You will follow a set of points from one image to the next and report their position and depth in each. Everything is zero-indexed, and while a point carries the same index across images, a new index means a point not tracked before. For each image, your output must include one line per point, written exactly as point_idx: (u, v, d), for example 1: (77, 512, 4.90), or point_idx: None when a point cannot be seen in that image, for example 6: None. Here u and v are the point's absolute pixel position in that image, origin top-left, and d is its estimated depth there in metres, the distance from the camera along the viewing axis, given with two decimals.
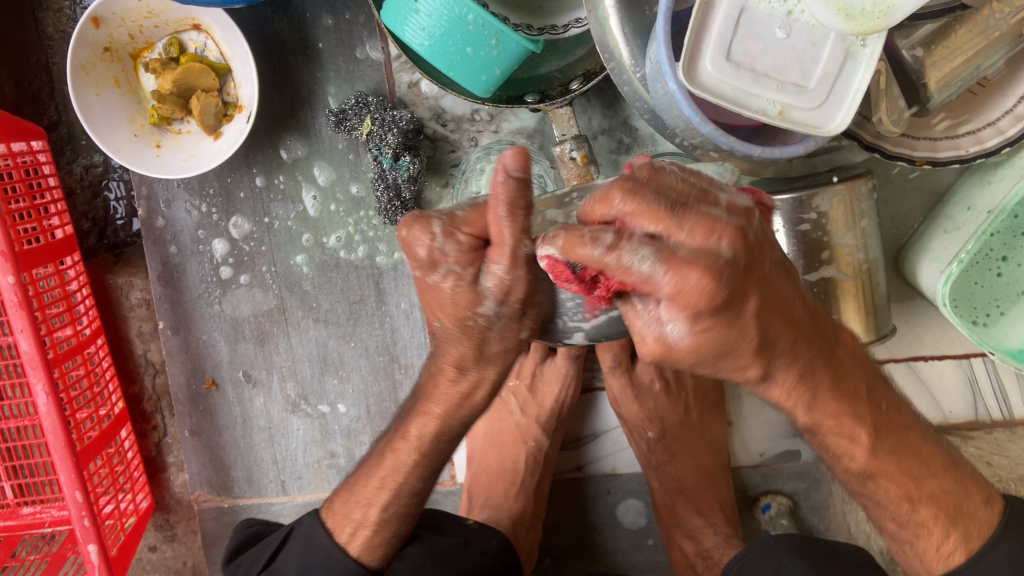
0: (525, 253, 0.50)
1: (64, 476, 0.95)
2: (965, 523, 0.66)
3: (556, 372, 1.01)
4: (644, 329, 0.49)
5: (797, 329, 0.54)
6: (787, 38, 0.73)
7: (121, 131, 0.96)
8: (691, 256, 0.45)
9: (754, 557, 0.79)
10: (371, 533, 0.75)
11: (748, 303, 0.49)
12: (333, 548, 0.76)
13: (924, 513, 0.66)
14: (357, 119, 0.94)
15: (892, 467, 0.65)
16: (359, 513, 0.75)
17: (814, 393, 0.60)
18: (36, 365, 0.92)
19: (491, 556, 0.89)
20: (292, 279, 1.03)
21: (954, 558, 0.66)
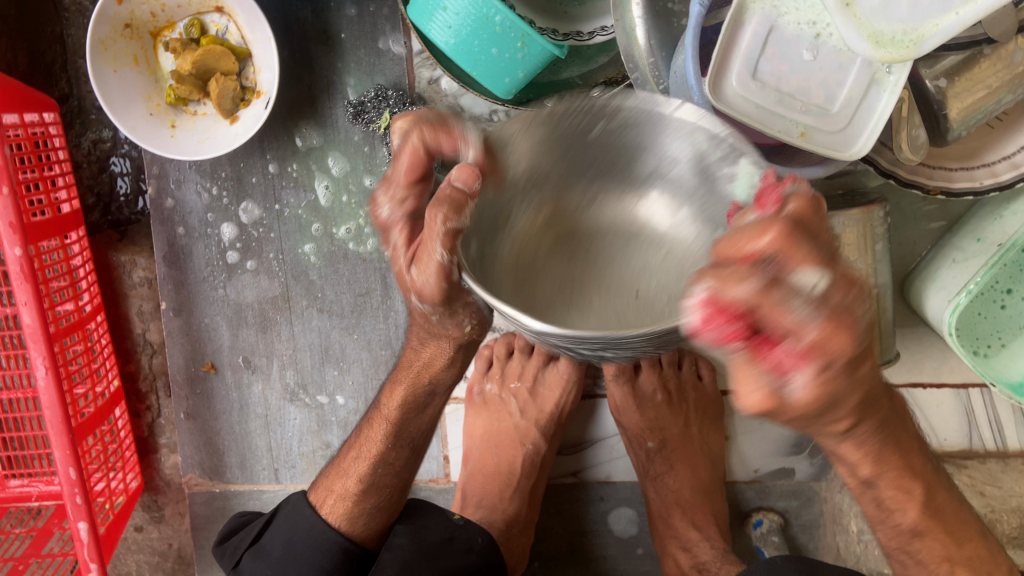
0: (441, 261, 0.59)
1: (58, 452, 0.94)
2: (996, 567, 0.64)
3: (558, 377, 1.01)
4: (749, 385, 0.40)
5: (880, 390, 0.50)
6: (813, 60, 0.73)
7: (137, 109, 0.95)
8: (844, 309, 0.39)
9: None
10: (352, 505, 0.83)
11: (865, 366, 0.42)
12: (316, 519, 0.83)
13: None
14: (375, 112, 0.97)
15: (937, 528, 0.62)
16: (341, 485, 0.84)
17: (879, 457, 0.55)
18: (38, 339, 0.91)
19: (478, 555, 0.88)
20: (299, 268, 1.03)
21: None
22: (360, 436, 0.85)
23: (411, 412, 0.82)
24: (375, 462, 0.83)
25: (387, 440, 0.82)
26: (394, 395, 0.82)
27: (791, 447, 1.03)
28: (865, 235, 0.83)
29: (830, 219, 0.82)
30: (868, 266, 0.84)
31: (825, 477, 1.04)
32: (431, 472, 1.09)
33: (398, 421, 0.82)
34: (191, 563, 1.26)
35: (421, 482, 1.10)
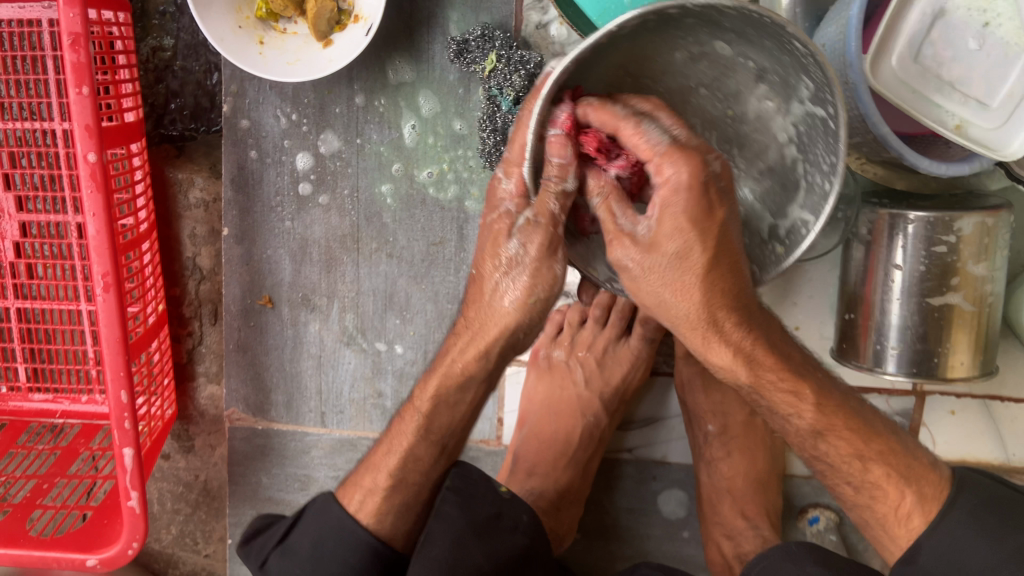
0: (552, 208, 0.60)
1: (110, 373, 0.90)
2: (922, 486, 0.72)
3: (628, 352, 0.98)
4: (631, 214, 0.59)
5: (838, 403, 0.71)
6: (979, 49, 0.69)
7: (226, 20, 0.89)
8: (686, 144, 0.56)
9: (773, 563, 0.78)
10: (381, 501, 0.77)
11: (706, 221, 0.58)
12: (344, 517, 0.79)
13: (877, 474, 0.72)
14: (480, 53, 0.89)
15: (838, 421, 0.70)
16: (369, 480, 0.78)
17: (751, 364, 0.65)
18: (103, 251, 0.86)
19: (524, 535, 0.80)
20: (372, 209, 0.98)
21: (914, 521, 0.72)
22: (394, 426, 0.79)
23: (450, 405, 0.73)
24: (407, 455, 0.76)
25: (420, 433, 0.75)
26: (428, 385, 0.73)
27: None
28: (990, 242, 0.80)
29: (959, 220, 0.78)
30: (987, 272, 0.81)
31: None
32: (483, 433, 1.06)
33: (430, 413, 0.74)
34: (216, 497, 1.22)
35: (470, 442, 1.06)
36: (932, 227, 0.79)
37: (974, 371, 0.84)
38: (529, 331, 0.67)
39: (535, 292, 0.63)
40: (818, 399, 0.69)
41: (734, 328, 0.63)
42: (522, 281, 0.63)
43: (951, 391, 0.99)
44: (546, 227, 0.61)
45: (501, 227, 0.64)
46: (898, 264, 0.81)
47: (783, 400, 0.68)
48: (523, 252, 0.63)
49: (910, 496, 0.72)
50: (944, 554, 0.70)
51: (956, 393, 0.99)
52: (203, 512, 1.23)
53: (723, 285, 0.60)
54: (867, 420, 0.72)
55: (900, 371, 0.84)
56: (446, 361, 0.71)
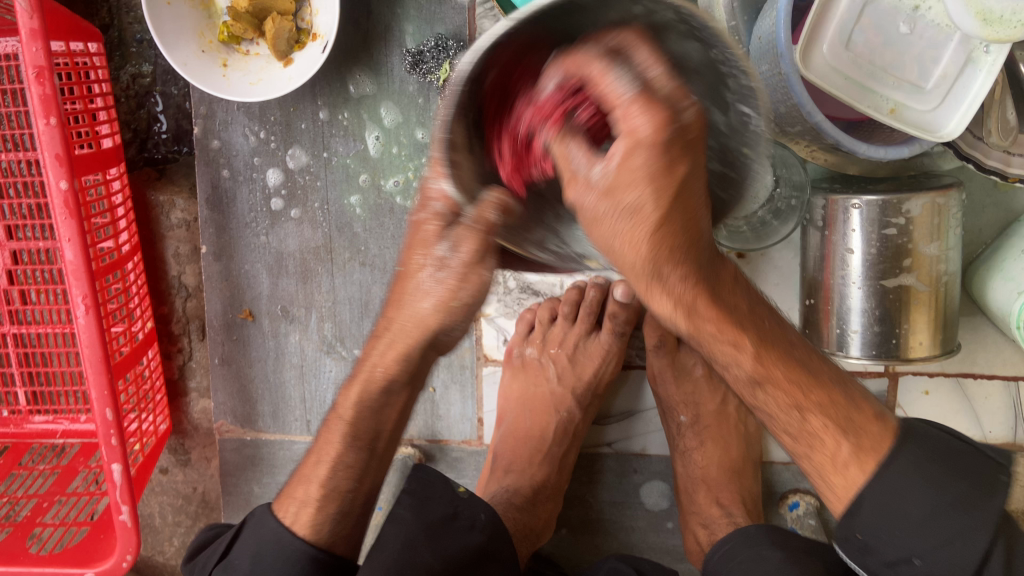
0: None
1: (94, 392, 0.93)
2: (859, 436, 0.62)
3: (598, 347, 0.99)
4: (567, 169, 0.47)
5: (783, 341, 0.62)
6: (909, 34, 0.70)
7: (189, 45, 0.92)
8: (656, 96, 0.43)
9: (734, 548, 0.79)
10: (315, 512, 0.74)
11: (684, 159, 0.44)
12: (281, 530, 0.74)
13: (815, 423, 0.62)
14: (435, 62, 0.93)
15: (779, 372, 0.61)
16: (303, 491, 0.75)
17: (694, 317, 0.54)
18: (80, 276, 0.90)
19: (482, 533, 0.83)
20: (343, 219, 1.01)
21: (852, 470, 0.62)
22: (321, 435, 0.75)
23: (377, 409, 0.70)
24: (336, 464, 0.72)
25: (348, 438, 0.72)
26: (349, 392, 0.70)
27: None
28: (941, 221, 0.80)
29: (907, 201, 0.79)
30: (941, 251, 0.82)
31: None
32: (464, 433, 1.08)
33: (354, 420, 0.71)
34: (214, 508, 1.25)
35: (453, 442, 1.09)
36: (882, 210, 0.80)
37: (936, 350, 0.85)
38: (450, 333, 0.61)
39: (460, 296, 0.57)
40: (758, 347, 0.60)
41: (681, 269, 0.50)
42: (448, 280, 0.56)
43: (924, 371, 0.99)
44: (477, 231, 0.53)
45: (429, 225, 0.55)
46: (851, 248, 0.82)
47: (722, 335, 0.58)
48: (454, 257, 0.55)
49: (850, 442, 0.62)
50: (886, 500, 0.61)
51: (929, 372, 0.99)
52: (202, 523, 1.26)
53: (679, 226, 0.47)
54: (821, 376, 0.63)
55: (864, 354, 0.84)
56: (368, 366, 0.68)
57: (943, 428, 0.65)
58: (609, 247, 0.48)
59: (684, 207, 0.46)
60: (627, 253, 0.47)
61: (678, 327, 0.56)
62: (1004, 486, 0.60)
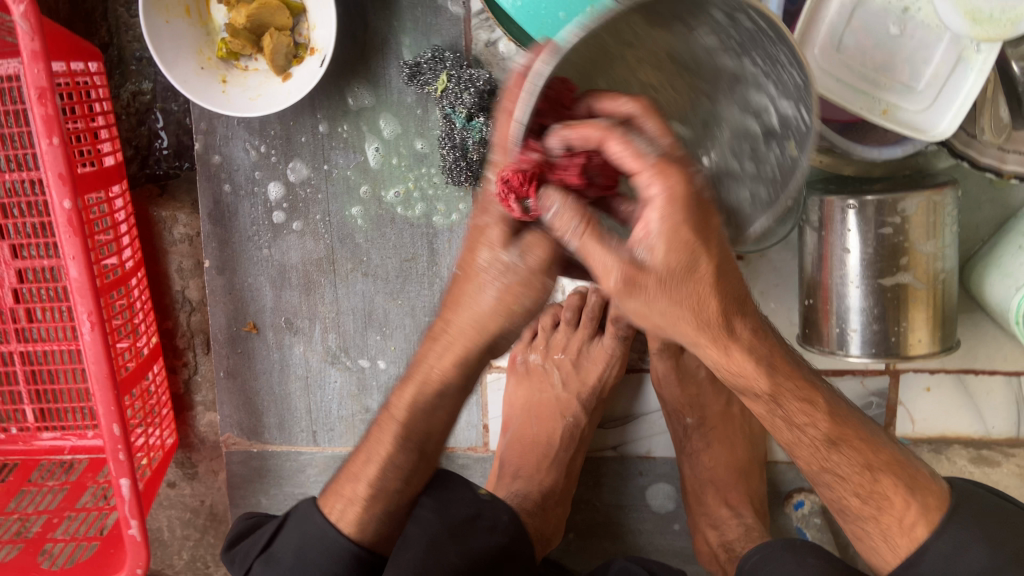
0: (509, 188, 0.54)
1: (101, 408, 0.94)
2: (923, 495, 0.66)
3: (602, 351, 0.99)
4: (602, 261, 0.48)
5: (851, 420, 0.64)
6: (900, 35, 0.71)
7: (188, 62, 0.93)
8: (670, 160, 0.45)
9: (773, 553, 0.77)
10: (361, 511, 0.75)
11: (713, 231, 0.48)
12: (325, 526, 0.75)
13: (885, 484, 0.65)
14: (432, 74, 0.93)
15: (849, 431, 0.63)
16: (350, 489, 0.76)
17: (773, 373, 0.57)
18: (85, 293, 0.91)
19: (504, 534, 0.81)
20: (345, 231, 1.02)
21: (919, 531, 0.65)
22: (371, 434, 0.76)
23: (427, 411, 0.71)
24: (386, 465, 0.74)
25: (399, 441, 0.72)
26: (404, 394, 0.71)
27: None
28: (938, 219, 0.81)
29: (903, 200, 0.80)
30: (938, 249, 0.83)
31: None
32: (470, 440, 1.09)
33: (408, 422, 0.71)
34: (223, 520, 1.26)
35: (459, 450, 1.09)
36: (878, 209, 0.81)
37: (935, 346, 0.85)
38: (507, 337, 0.61)
39: (523, 300, 0.57)
40: (831, 409, 0.62)
41: (742, 334, 0.54)
42: (511, 283, 0.56)
43: (925, 367, 0.99)
44: (548, 237, 0.55)
45: (491, 230, 0.56)
46: (848, 247, 0.83)
47: (798, 405, 0.61)
48: (520, 264, 0.55)
49: (911, 492, 0.65)
50: (947, 555, 0.64)
51: (931, 369, 0.99)
52: (211, 536, 1.27)
53: (733, 292, 0.51)
54: (881, 446, 0.66)
55: (864, 353, 0.85)
56: (425, 367, 0.68)
57: (975, 483, 0.72)
58: (652, 321, 0.51)
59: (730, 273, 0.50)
60: (692, 318, 0.50)
61: (756, 386, 0.57)
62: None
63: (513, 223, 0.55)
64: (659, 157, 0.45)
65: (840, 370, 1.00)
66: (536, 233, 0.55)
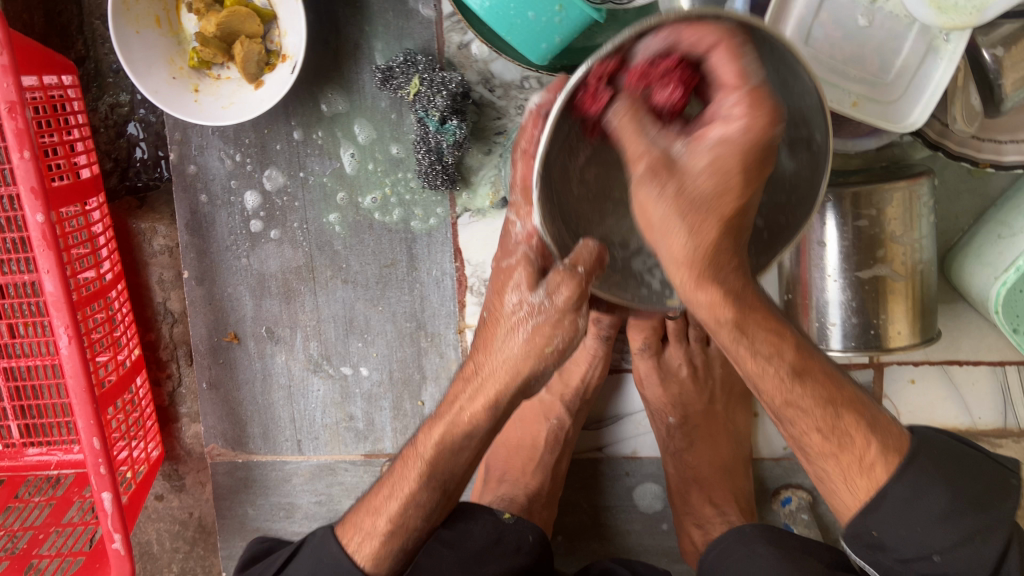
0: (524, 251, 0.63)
1: (81, 422, 0.94)
2: (883, 436, 0.64)
3: (585, 352, 0.97)
4: (636, 144, 0.51)
5: (819, 363, 0.63)
6: (868, 27, 0.71)
7: (160, 72, 0.92)
8: (764, 93, 0.48)
9: (728, 546, 0.78)
10: (380, 545, 0.71)
11: (766, 165, 0.50)
12: (340, 553, 0.72)
13: (849, 422, 0.63)
14: (404, 78, 0.90)
15: (814, 368, 0.62)
16: (369, 522, 0.72)
17: (741, 304, 0.58)
18: (61, 307, 0.90)
19: (528, 555, 0.81)
20: (323, 238, 1.01)
21: (878, 470, 0.63)
22: (395, 471, 0.74)
23: (453, 450, 0.69)
24: (408, 502, 0.71)
25: (421, 479, 0.70)
26: (431, 432, 0.70)
27: None
28: (913, 210, 0.81)
29: (878, 192, 0.79)
30: (914, 241, 0.82)
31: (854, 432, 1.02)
32: None
33: (433, 460, 0.70)
34: (211, 532, 1.25)
35: None
36: (854, 202, 0.80)
37: (916, 338, 0.85)
38: (541, 377, 0.65)
39: (553, 341, 0.62)
40: (797, 356, 0.61)
41: (733, 264, 0.56)
42: (540, 326, 0.62)
43: (909, 360, 0.99)
44: (568, 275, 0.58)
45: (518, 272, 0.63)
46: (825, 241, 0.83)
47: (768, 351, 0.60)
48: (548, 303, 0.61)
49: (873, 438, 0.63)
50: (906, 500, 0.63)
51: (914, 361, 0.99)
52: (201, 548, 1.26)
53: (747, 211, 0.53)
54: (843, 386, 0.64)
55: (844, 347, 0.85)
56: (454, 410, 0.68)
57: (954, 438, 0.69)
58: (654, 224, 0.54)
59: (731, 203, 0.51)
60: (685, 240, 0.53)
61: (722, 316, 0.57)
62: (1014, 491, 0.66)
63: (537, 264, 0.63)
64: (758, 86, 0.48)
65: (824, 364, 1.00)
66: (558, 271, 0.59)
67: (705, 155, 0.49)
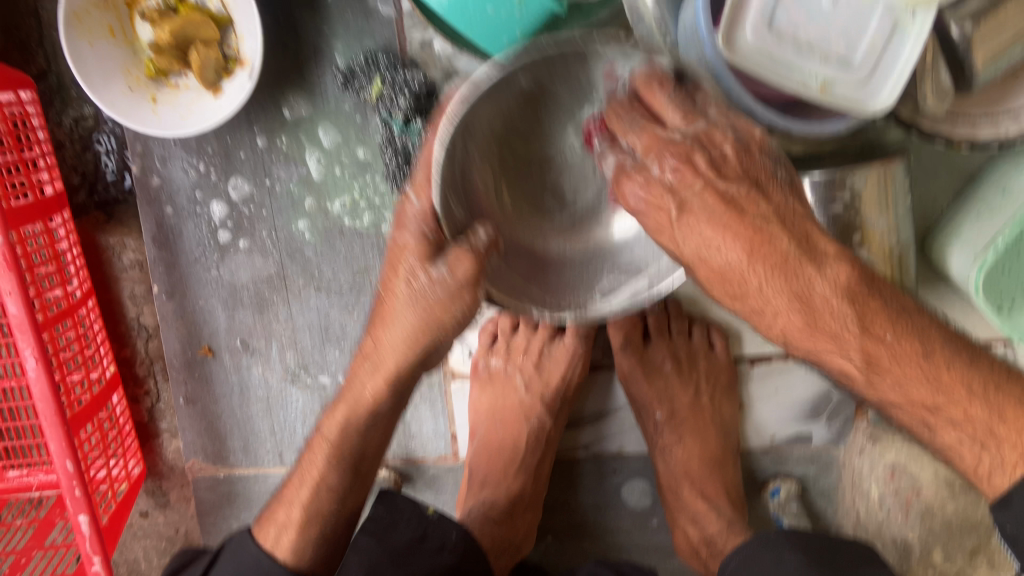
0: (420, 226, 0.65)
1: (53, 445, 0.92)
2: (1016, 434, 0.58)
3: (564, 350, 0.95)
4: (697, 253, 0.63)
5: (931, 352, 0.60)
6: (833, 7, 0.69)
7: (116, 84, 0.90)
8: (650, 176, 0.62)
9: (750, 554, 0.74)
10: (297, 535, 0.71)
11: (689, 200, 0.60)
12: (260, 554, 0.71)
13: (951, 438, 0.60)
14: (366, 79, 0.91)
15: (909, 386, 0.60)
16: (284, 514, 0.73)
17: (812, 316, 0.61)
18: (25, 329, 0.88)
19: (452, 553, 0.80)
20: (293, 246, 0.99)
21: (1001, 482, 0.58)
22: (303, 459, 0.75)
23: (361, 431, 0.73)
24: (319, 487, 0.73)
25: (331, 460, 0.73)
26: (335, 414, 0.73)
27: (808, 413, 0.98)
28: (888, 192, 0.79)
29: (850, 176, 0.78)
30: (891, 223, 0.81)
31: (843, 441, 0.99)
32: (439, 450, 1.06)
33: (339, 441, 0.72)
34: None
35: (429, 460, 1.07)
36: (829, 186, 0.78)
37: None
38: (436, 350, 0.69)
39: (453, 311, 0.65)
40: (884, 358, 0.60)
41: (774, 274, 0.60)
42: (439, 295, 0.64)
43: None
44: (469, 251, 0.64)
45: (409, 247, 0.65)
46: None
47: (840, 351, 0.61)
48: (450, 277, 0.64)
49: (993, 424, 0.58)
50: None
51: None
52: None
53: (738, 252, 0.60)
54: (951, 365, 0.60)
55: None
56: (356, 388, 0.72)
57: None
58: (729, 287, 0.62)
59: (694, 211, 0.60)
60: (750, 280, 0.61)
61: (816, 340, 0.62)
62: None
63: (433, 239, 0.65)
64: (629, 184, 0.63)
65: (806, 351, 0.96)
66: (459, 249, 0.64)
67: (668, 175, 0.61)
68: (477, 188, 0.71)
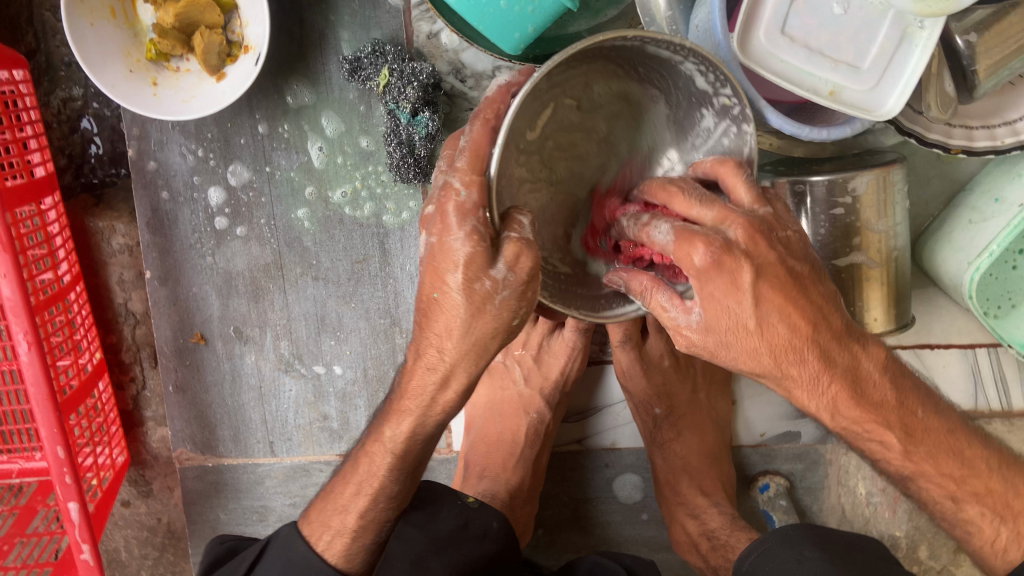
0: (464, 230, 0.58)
1: (44, 430, 0.90)
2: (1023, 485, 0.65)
3: (563, 344, 0.95)
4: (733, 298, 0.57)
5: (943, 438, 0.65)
6: (844, 14, 0.70)
7: (116, 66, 0.88)
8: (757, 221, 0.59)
9: (772, 548, 0.74)
10: (350, 542, 0.72)
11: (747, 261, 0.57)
12: (311, 556, 0.73)
13: (972, 513, 0.65)
14: (373, 69, 0.88)
15: (930, 468, 0.65)
16: (337, 520, 0.72)
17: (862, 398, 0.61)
18: (19, 312, 0.86)
19: (494, 542, 0.81)
20: (291, 234, 0.98)
21: (1012, 555, 0.64)
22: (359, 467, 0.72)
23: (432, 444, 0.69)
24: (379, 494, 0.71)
25: (395, 473, 0.70)
26: (402, 430, 0.68)
27: (797, 412, 1.01)
28: (885, 195, 0.81)
29: (853, 179, 0.79)
30: (889, 229, 0.83)
31: (830, 438, 1.02)
32: None
33: (403, 455, 0.69)
34: (181, 538, 1.22)
35: None
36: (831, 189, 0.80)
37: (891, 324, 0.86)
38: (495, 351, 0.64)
39: (520, 315, 0.61)
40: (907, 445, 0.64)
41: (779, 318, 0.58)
42: (510, 298, 0.60)
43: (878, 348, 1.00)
44: (526, 242, 0.58)
45: (463, 250, 0.58)
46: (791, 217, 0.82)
47: (869, 433, 0.63)
48: (512, 276, 0.58)
49: (1010, 497, 0.65)
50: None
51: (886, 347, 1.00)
52: (171, 554, 1.23)
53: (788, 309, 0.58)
54: (972, 442, 0.66)
55: None
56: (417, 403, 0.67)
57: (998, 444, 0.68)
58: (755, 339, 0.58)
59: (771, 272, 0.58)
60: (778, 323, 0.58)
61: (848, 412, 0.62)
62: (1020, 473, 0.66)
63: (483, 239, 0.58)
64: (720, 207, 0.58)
65: None
66: (514, 242, 0.58)
67: (710, 226, 0.58)
68: (516, 178, 0.63)
